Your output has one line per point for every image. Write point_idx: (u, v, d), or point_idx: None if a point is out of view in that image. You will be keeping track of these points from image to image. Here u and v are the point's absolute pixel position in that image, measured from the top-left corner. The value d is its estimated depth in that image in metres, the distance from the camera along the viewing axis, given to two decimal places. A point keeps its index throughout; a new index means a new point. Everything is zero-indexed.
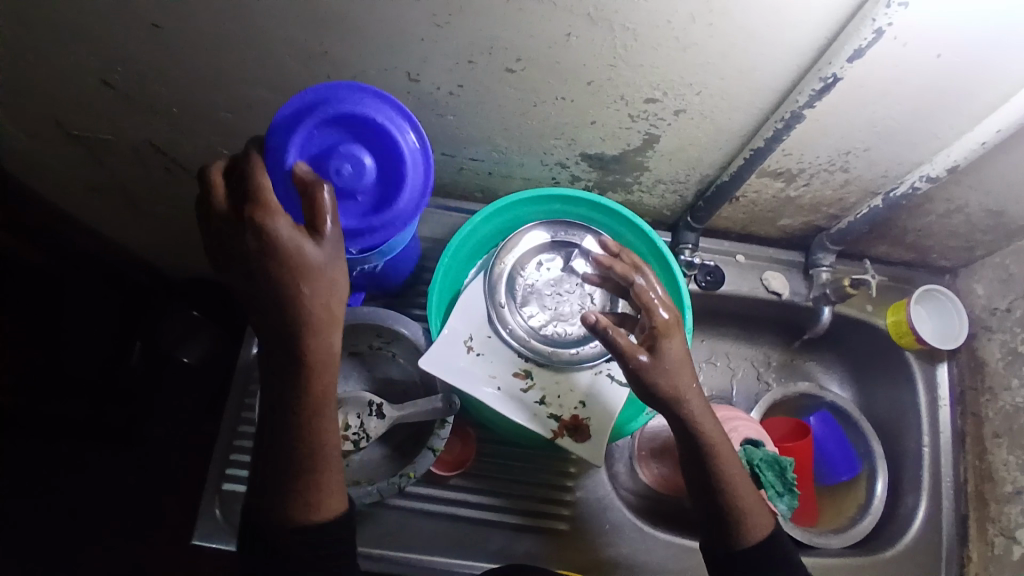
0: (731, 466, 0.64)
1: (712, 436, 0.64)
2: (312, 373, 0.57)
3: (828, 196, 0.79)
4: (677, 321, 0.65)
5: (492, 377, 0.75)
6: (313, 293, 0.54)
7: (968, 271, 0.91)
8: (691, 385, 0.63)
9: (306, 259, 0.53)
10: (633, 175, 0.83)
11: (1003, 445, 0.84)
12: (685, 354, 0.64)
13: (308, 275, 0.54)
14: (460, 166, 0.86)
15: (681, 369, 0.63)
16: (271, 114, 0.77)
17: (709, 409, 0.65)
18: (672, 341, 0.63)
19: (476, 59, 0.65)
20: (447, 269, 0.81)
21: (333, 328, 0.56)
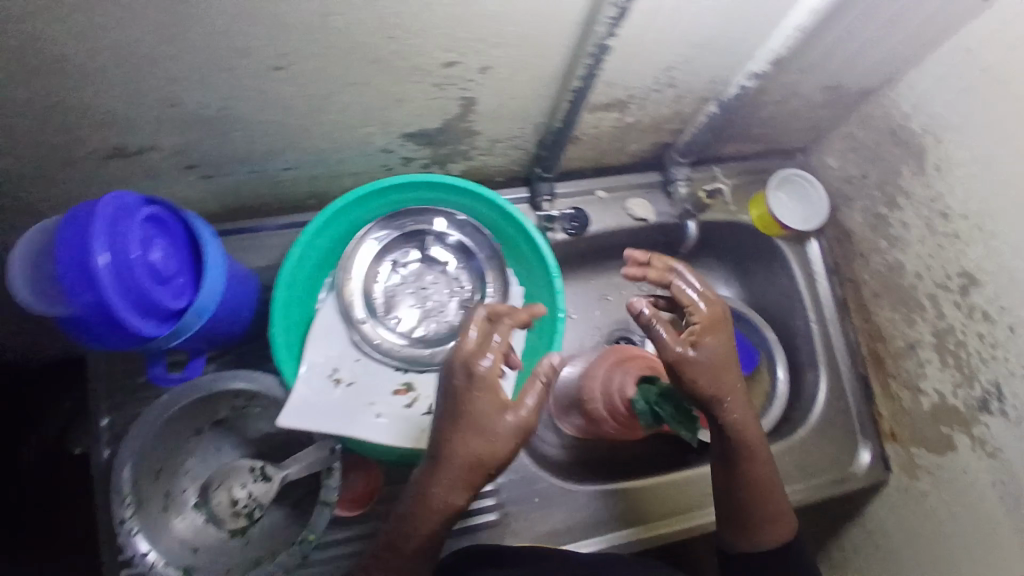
0: (763, 469, 0.64)
1: (750, 442, 0.63)
2: (408, 533, 0.55)
3: (665, 112, 0.75)
4: (720, 317, 0.62)
5: (372, 404, 0.69)
6: (467, 454, 0.53)
7: (818, 146, 0.90)
8: (730, 388, 0.61)
9: (478, 416, 0.53)
10: (466, 142, 0.74)
11: (883, 303, 0.84)
12: (725, 352, 0.60)
13: (476, 441, 0.53)
14: (275, 179, 0.75)
15: (719, 370, 0.60)
16: (19, 188, 0.62)
17: (749, 414, 0.63)
18: (713, 338, 0.60)
19: (233, 66, 0.54)
20: (289, 301, 0.69)
21: (440, 503, 0.54)
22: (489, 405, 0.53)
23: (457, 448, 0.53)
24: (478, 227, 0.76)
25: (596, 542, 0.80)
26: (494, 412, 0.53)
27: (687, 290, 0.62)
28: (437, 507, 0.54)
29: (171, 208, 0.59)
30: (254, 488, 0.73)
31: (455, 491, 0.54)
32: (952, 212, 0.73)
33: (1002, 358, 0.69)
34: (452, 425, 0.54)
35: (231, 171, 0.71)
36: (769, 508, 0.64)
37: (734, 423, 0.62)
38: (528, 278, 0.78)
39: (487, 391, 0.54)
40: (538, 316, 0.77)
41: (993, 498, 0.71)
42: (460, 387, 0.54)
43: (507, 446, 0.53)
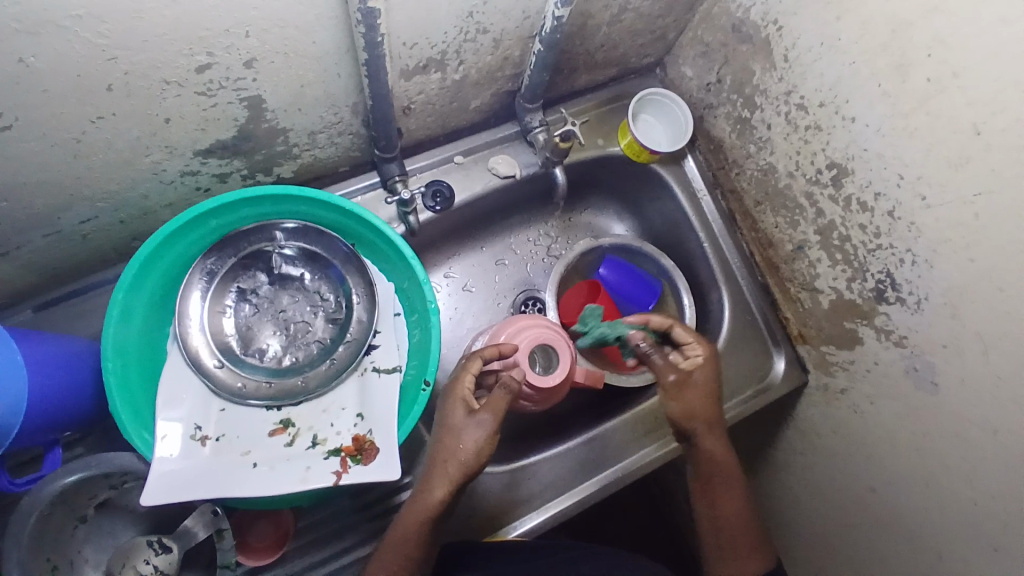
0: (727, 483, 0.68)
1: (714, 481, 0.68)
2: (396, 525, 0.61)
3: (491, 61, 0.68)
4: (711, 356, 0.70)
5: (247, 454, 0.63)
6: (443, 451, 0.61)
7: (672, 57, 0.85)
8: (707, 414, 0.69)
9: (451, 421, 0.62)
10: (281, 142, 0.67)
11: (766, 210, 0.81)
12: (708, 385, 0.69)
13: (452, 440, 0.61)
14: (81, 234, 0.66)
15: (700, 400, 0.69)
16: None
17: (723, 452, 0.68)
18: (700, 373, 0.69)
19: None
20: (124, 367, 0.61)
21: (426, 498, 0.60)
22: (463, 410, 0.62)
23: (440, 448, 0.62)
24: (322, 231, 0.69)
25: (541, 514, 0.76)
26: (465, 415, 0.62)
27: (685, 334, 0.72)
28: (425, 504, 0.60)
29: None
30: (156, 562, 0.66)
31: (434, 488, 0.60)
32: (810, 102, 0.69)
33: (888, 246, 0.67)
34: (441, 427, 0.63)
35: (23, 242, 0.62)
36: (734, 535, 0.66)
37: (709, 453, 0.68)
38: (393, 272, 0.71)
39: (460, 405, 0.63)
40: (413, 309, 0.71)
41: (904, 381, 0.71)
42: (445, 407, 0.64)
43: (475, 438, 0.61)
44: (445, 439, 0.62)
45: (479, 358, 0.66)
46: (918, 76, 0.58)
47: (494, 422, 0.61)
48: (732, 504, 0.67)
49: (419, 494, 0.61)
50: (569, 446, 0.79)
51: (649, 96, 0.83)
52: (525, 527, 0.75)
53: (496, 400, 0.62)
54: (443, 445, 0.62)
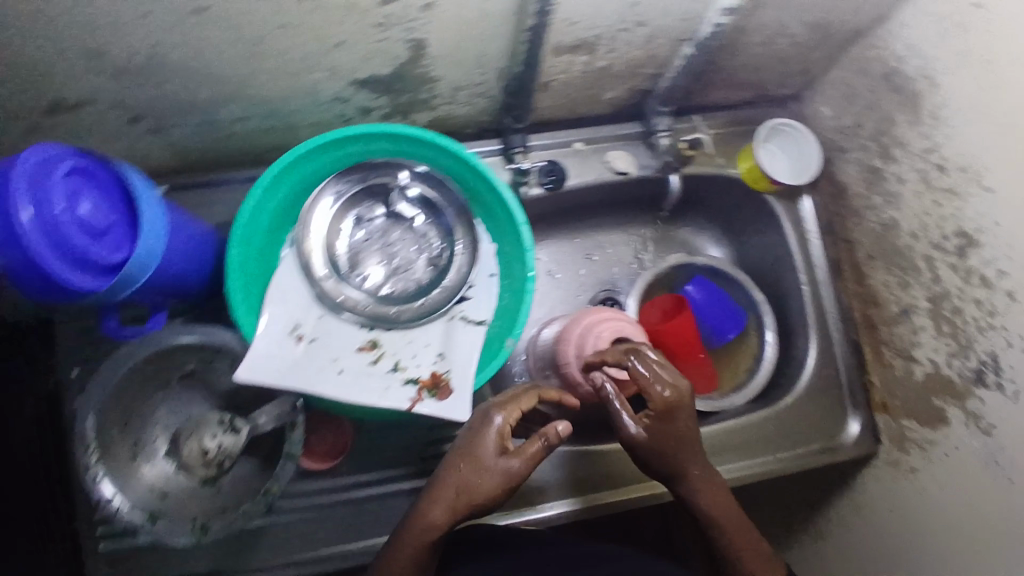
0: (729, 535, 0.67)
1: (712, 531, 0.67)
2: (393, 537, 0.60)
3: (639, 55, 0.70)
4: (676, 402, 0.65)
5: (335, 360, 0.68)
6: (460, 481, 0.59)
7: (812, 93, 0.85)
8: (689, 469, 0.67)
9: (480, 452, 0.60)
10: (425, 90, 0.71)
11: (878, 266, 0.80)
12: (670, 439, 0.66)
13: (479, 475, 0.59)
14: (231, 130, 0.72)
15: (679, 450, 0.66)
16: None
17: (716, 503, 0.67)
18: (664, 427, 0.65)
19: (153, 9, 0.52)
20: (244, 254, 0.67)
21: (432, 524, 0.58)
22: (497, 447, 0.60)
23: (457, 480, 0.59)
24: (443, 180, 0.74)
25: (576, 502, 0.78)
26: (496, 446, 0.60)
27: (642, 374, 0.66)
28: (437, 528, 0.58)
29: (100, 158, 0.55)
30: (221, 440, 0.72)
31: (437, 514, 0.59)
32: (950, 164, 0.68)
33: (1000, 327, 0.65)
34: (467, 453, 0.60)
35: (180, 123, 0.69)
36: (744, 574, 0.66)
37: (694, 499, 0.67)
38: (498, 235, 0.75)
39: (486, 439, 0.60)
40: (509, 275, 0.73)
41: (981, 473, 0.68)
42: (475, 433, 0.61)
43: (496, 480, 0.59)
44: (465, 468, 0.60)
45: (523, 399, 0.63)
46: None
47: (523, 469, 0.59)
48: (745, 541, 0.67)
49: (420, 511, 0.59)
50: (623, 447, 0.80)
51: (787, 129, 0.83)
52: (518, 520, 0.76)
53: (525, 452, 0.59)
54: (462, 474, 0.59)
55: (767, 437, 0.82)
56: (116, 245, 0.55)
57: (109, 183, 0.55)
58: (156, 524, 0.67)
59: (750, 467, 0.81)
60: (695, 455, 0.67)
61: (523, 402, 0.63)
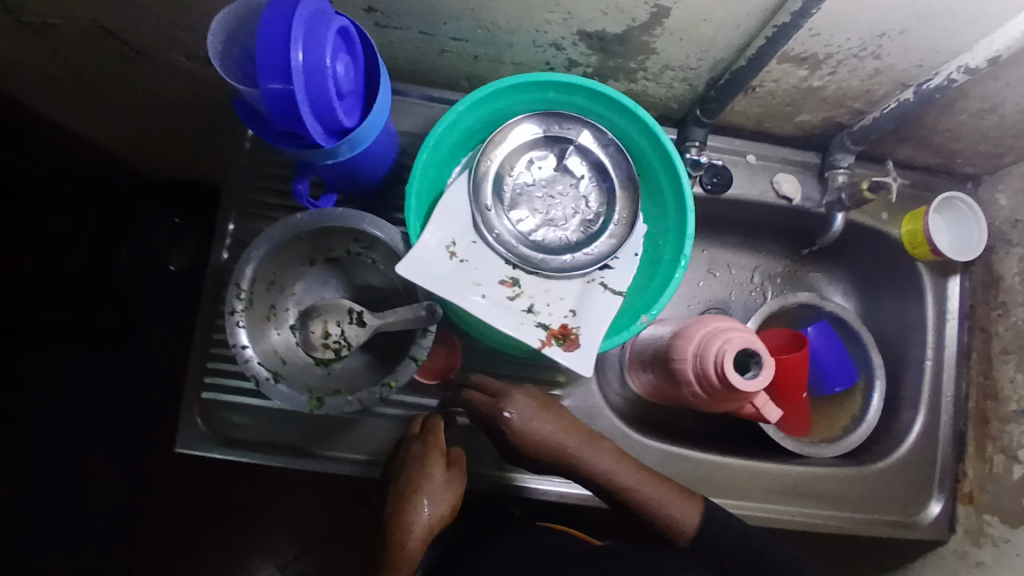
0: (634, 485, 0.69)
1: (623, 485, 0.69)
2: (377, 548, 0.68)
3: (855, 86, 0.70)
4: (493, 405, 0.70)
5: (476, 285, 0.69)
6: (404, 498, 0.68)
7: (994, 178, 0.84)
8: (568, 450, 0.70)
9: (422, 478, 0.69)
10: (638, 60, 0.73)
11: (1011, 361, 0.79)
12: (541, 429, 0.70)
13: (425, 490, 0.68)
14: (445, 47, 0.76)
15: (541, 432, 0.70)
16: None
17: (603, 462, 0.70)
18: (518, 428, 0.70)
19: None
20: (428, 164, 0.71)
21: (394, 535, 0.66)
22: (440, 467, 0.70)
23: (399, 506, 0.68)
24: (621, 150, 0.75)
25: None
26: (409, 465, 0.70)
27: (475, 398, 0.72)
28: (410, 548, 0.65)
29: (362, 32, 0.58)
30: (344, 327, 0.75)
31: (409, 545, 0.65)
32: None
33: None
34: (404, 476, 0.70)
35: (405, 28, 0.72)
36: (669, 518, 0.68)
37: (595, 466, 0.70)
38: (655, 220, 0.77)
39: (412, 467, 0.70)
40: (653, 256, 0.76)
41: None
42: (408, 456, 0.71)
43: (434, 502, 0.68)
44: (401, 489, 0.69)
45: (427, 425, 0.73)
46: None
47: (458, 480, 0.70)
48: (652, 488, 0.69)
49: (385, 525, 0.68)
50: (708, 457, 0.81)
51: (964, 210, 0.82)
52: (559, 492, 0.81)
53: (434, 467, 0.70)
54: (402, 492, 0.68)
55: (845, 493, 0.82)
56: (347, 114, 0.58)
57: (358, 55, 0.58)
58: (278, 384, 0.71)
59: (820, 516, 0.82)
60: (570, 434, 0.71)
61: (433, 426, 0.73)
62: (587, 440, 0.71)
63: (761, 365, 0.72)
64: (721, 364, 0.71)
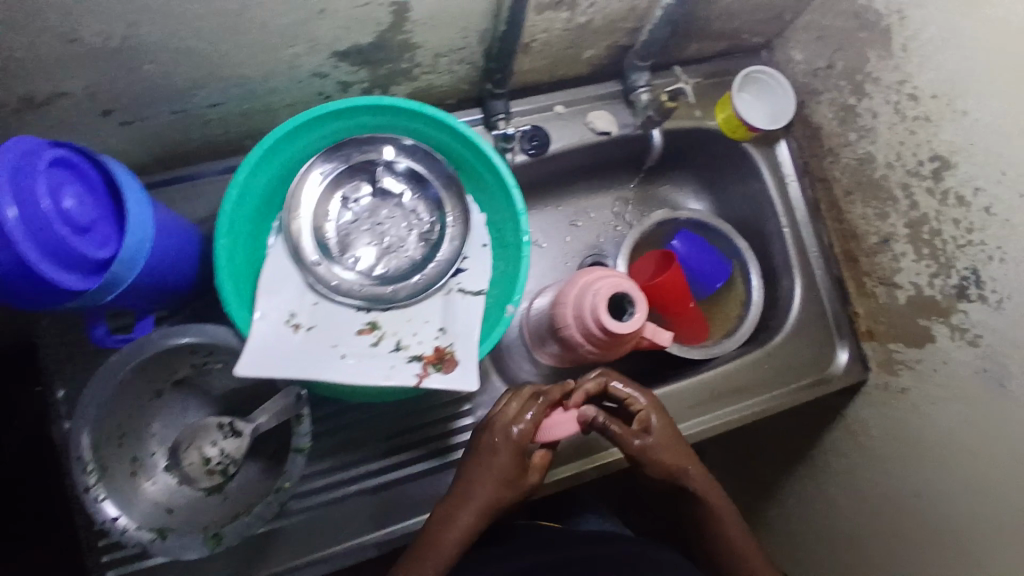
0: (718, 515, 0.74)
1: (711, 507, 0.74)
2: (431, 526, 0.67)
3: (619, 8, 0.70)
4: (648, 409, 0.73)
5: (335, 347, 0.64)
6: (476, 487, 0.67)
7: (783, 39, 0.86)
8: (680, 468, 0.73)
9: (501, 466, 0.67)
10: (407, 58, 0.69)
11: (856, 200, 0.82)
12: (667, 436, 0.73)
13: (480, 478, 0.67)
14: (207, 117, 0.69)
15: (664, 448, 0.72)
16: None
17: (706, 485, 0.74)
18: (654, 430, 0.72)
19: None
20: (231, 247, 0.63)
21: (457, 518, 0.66)
22: (507, 458, 0.67)
23: (455, 503, 0.67)
24: (428, 151, 0.71)
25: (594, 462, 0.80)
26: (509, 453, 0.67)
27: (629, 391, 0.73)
28: (450, 542, 0.65)
29: (84, 153, 0.53)
30: (222, 445, 0.71)
31: (465, 517, 0.66)
32: (922, 93, 0.70)
33: (979, 243, 0.68)
34: (490, 461, 0.67)
35: (155, 112, 0.65)
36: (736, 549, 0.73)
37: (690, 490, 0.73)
38: (487, 204, 0.73)
39: (506, 445, 0.67)
40: (502, 241, 0.73)
41: (974, 382, 0.71)
42: (493, 446, 0.68)
43: (495, 487, 0.67)
44: (478, 471, 0.68)
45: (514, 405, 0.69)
46: None
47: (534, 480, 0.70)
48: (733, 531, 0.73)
49: (445, 517, 0.67)
50: None
51: (768, 77, 0.83)
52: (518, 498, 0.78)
53: (501, 455, 0.67)
54: (478, 479, 0.67)
55: (760, 377, 0.85)
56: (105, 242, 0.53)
57: (91, 178, 0.53)
58: (168, 540, 0.65)
59: (746, 407, 0.84)
60: (683, 451, 0.73)
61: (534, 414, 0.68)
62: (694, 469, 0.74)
63: (635, 303, 0.71)
64: (598, 318, 0.71)
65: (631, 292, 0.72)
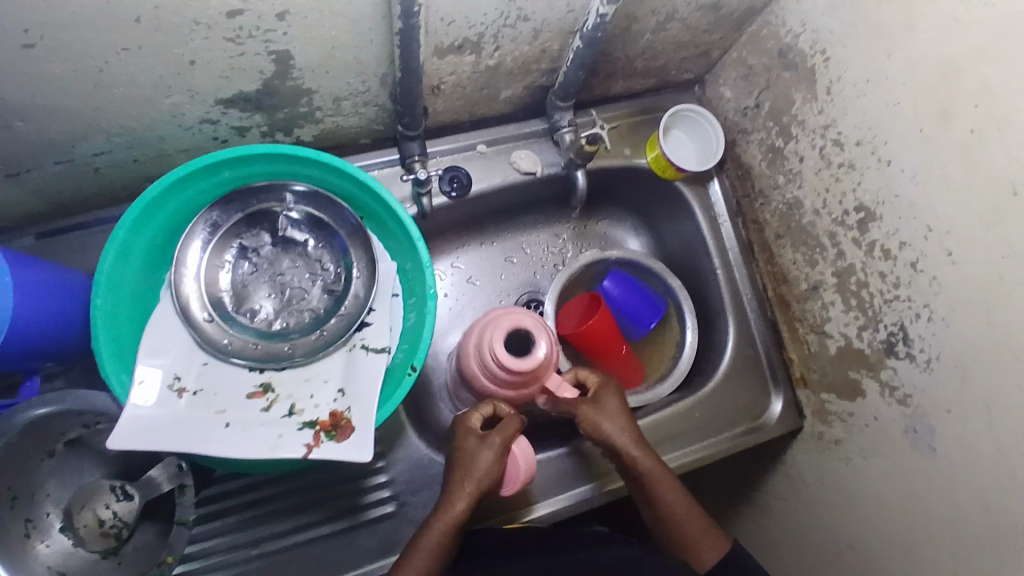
0: (671, 491, 0.68)
1: (657, 478, 0.68)
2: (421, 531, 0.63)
3: (528, 51, 0.67)
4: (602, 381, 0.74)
5: (220, 413, 0.61)
6: (457, 474, 0.65)
7: (713, 76, 0.83)
8: (629, 438, 0.70)
9: (472, 449, 0.66)
10: (304, 103, 0.65)
11: (786, 244, 0.79)
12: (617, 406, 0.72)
13: (460, 469, 0.65)
14: (93, 167, 0.64)
15: (613, 416, 0.71)
16: None
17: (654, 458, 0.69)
18: (608, 399, 0.72)
19: None
20: (111, 305, 0.60)
21: (444, 510, 0.63)
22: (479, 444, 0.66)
23: (445, 497, 0.64)
24: (331, 198, 0.67)
25: (551, 505, 0.75)
26: (475, 444, 0.66)
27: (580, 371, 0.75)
28: (432, 538, 0.62)
29: None
30: (115, 508, 0.68)
31: (458, 502, 0.64)
32: (846, 139, 0.67)
33: (905, 298, 0.65)
34: (461, 449, 0.66)
35: (35, 166, 0.61)
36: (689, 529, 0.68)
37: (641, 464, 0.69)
38: (398, 253, 0.69)
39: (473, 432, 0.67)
40: (412, 292, 0.68)
41: (900, 440, 0.68)
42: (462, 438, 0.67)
43: (488, 461, 0.65)
44: (458, 464, 0.66)
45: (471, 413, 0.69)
46: (962, 124, 0.56)
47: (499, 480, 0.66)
48: (684, 504, 0.68)
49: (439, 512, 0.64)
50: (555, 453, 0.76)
51: (697, 116, 0.81)
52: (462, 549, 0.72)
53: (467, 442, 0.66)
54: (457, 467, 0.65)
55: (691, 426, 0.80)
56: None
57: None
58: None
59: (675, 457, 0.79)
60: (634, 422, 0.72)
61: (479, 415, 0.68)
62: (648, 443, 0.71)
63: (534, 336, 0.70)
64: (495, 353, 0.68)
65: (529, 326, 0.71)
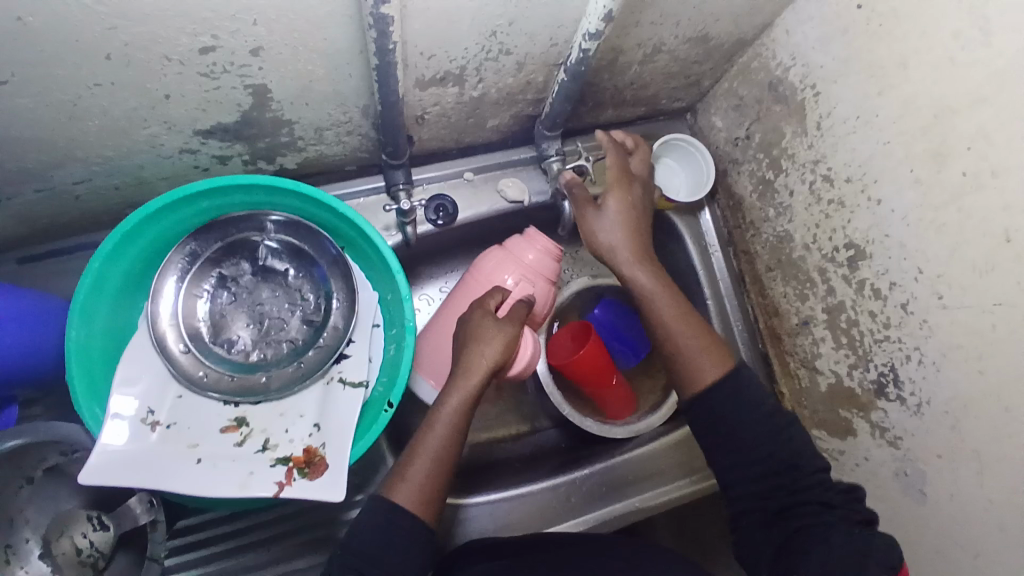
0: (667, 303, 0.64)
1: (650, 288, 0.65)
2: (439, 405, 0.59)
3: (513, 82, 0.66)
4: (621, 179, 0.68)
5: (193, 448, 0.61)
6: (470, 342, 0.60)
7: (704, 105, 0.82)
8: (630, 248, 0.66)
9: (486, 325, 0.61)
10: (285, 133, 0.64)
11: (777, 278, 0.77)
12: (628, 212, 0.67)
13: (479, 336, 0.60)
14: (73, 194, 0.64)
15: (620, 223, 0.67)
16: None
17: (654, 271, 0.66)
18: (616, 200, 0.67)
19: None
20: (85, 337, 0.59)
21: (458, 384, 0.59)
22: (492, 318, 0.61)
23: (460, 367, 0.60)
24: (312, 228, 0.66)
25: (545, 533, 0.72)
26: (490, 324, 0.61)
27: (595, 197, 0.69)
28: (448, 414, 0.58)
29: None
30: (93, 538, 0.64)
31: (475, 379, 0.59)
32: (836, 175, 0.66)
33: (895, 339, 0.63)
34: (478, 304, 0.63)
35: (13, 193, 0.60)
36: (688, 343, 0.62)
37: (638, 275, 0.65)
38: (379, 282, 0.68)
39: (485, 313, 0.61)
40: (392, 323, 0.67)
41: (892, 485, 0.66)
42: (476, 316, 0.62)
43: (499, 344, 0.60)
44: (468, 339, 0.61)
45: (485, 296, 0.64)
46: (955, 168, 0.55)
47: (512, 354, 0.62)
48: (687, 322, 0.63)
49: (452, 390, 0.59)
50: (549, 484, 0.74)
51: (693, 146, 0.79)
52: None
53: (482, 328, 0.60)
54: (471, 336, 0.61)
55: (680, 462, 0.77)
56: None
57: None
58: None
59: (669, 491, 0.76)
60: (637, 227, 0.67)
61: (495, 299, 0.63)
62: (655, 266, 0.67)
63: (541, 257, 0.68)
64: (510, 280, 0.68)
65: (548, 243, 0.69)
